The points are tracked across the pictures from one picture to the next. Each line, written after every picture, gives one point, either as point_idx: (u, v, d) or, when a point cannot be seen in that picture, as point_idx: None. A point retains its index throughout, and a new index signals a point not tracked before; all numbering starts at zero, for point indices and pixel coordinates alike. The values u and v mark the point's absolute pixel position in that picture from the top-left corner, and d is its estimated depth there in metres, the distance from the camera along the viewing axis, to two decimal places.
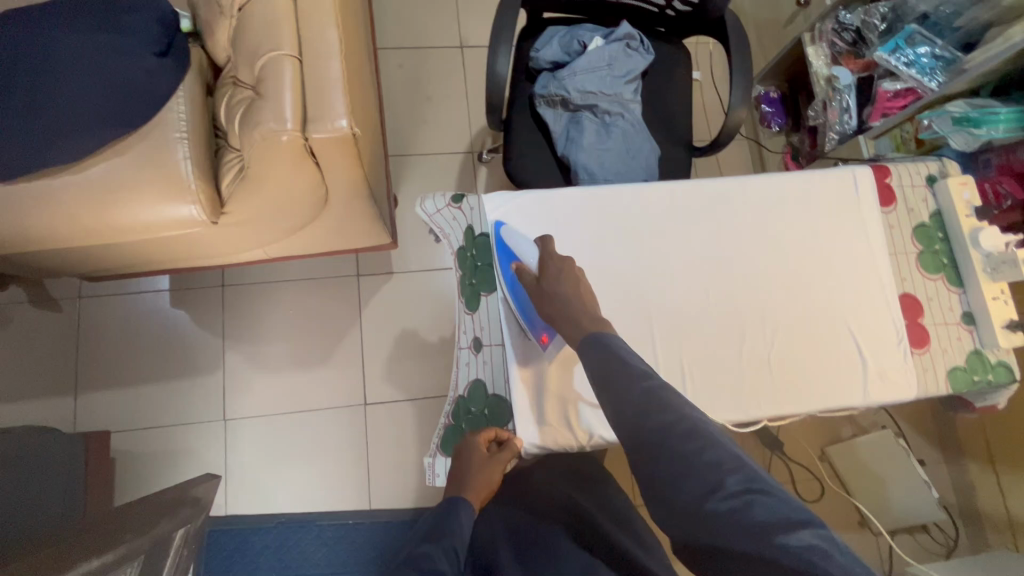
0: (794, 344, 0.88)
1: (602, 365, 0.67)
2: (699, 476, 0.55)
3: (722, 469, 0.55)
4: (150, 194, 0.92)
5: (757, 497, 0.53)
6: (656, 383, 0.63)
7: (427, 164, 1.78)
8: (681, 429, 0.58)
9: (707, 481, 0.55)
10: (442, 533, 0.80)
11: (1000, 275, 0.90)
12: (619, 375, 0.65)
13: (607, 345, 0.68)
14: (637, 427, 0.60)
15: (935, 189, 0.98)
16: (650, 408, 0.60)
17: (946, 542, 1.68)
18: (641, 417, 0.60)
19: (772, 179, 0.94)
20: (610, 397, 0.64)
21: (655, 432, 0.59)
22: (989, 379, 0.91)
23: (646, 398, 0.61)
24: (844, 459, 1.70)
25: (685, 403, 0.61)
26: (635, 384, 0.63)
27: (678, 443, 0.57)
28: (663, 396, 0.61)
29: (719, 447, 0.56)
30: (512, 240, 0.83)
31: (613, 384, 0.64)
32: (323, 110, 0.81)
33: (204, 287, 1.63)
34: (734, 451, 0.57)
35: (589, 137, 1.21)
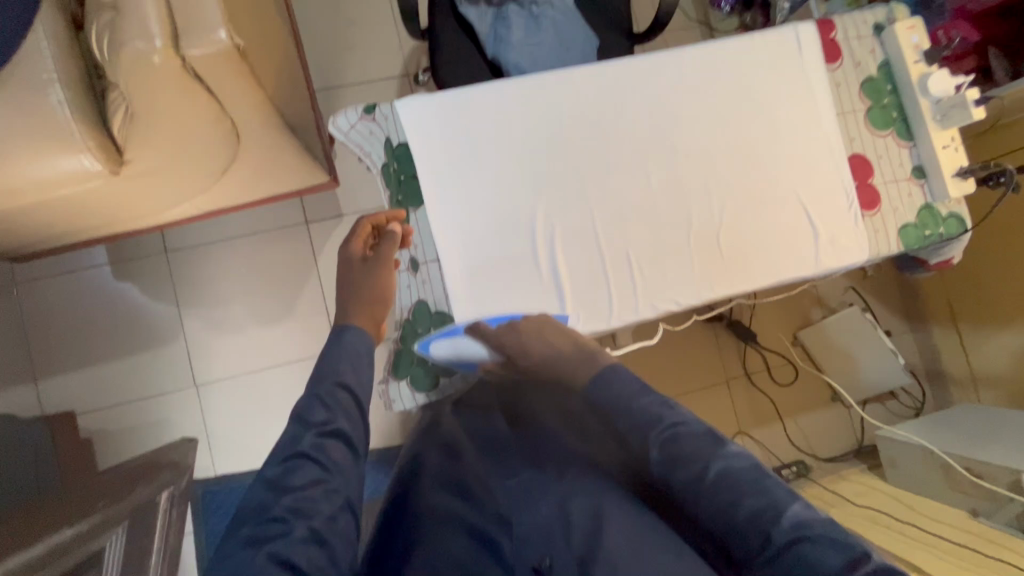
0: (742, 218, 0.85)
1: (612, 413, 0.62)
2: (740, 532, 0.51)
3: (765, 517, 0.50)
4: (31, 147, 0.83)
5: (809, 547, 0.48)
6: (664, 430, 0.57)
7: (360, 94, 1.65)
8: (710, 481, 0.53)
9: (752, 535, 0.51)
10: (322, 375, 0.65)
11: (949, 122, 0.87)
12: (628, 420, 0.60)
13: (613, 387, 0.63)
14: (667, 482, 0.56)
15: (882, 38, 0.91)
16: (675, 463, 0.55)
17: (914, 405, 1.78)
18: (664, 473, 0.56)
19: (709, 46, 0.87)
20: (636, 447, 0.59)
21: (683, 487, 0.55)
22: (940, 233, 0.90)
23: (666, 447, 0.56)
24: (816, 341, 1.73)
25: (705, 445, 0.55)
26: (648, 435, 0.58)
27: (712, 494, 0.53)
28: (684, 443, 0.56)
29: (754, 495, 0.52)
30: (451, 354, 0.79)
31: (628, 436, 0.60)
32: (193, 20, 0.71)
33: (146, 255, 1.55)
34: (767, 488, 0.52)
35: (517, 33, 1.11)
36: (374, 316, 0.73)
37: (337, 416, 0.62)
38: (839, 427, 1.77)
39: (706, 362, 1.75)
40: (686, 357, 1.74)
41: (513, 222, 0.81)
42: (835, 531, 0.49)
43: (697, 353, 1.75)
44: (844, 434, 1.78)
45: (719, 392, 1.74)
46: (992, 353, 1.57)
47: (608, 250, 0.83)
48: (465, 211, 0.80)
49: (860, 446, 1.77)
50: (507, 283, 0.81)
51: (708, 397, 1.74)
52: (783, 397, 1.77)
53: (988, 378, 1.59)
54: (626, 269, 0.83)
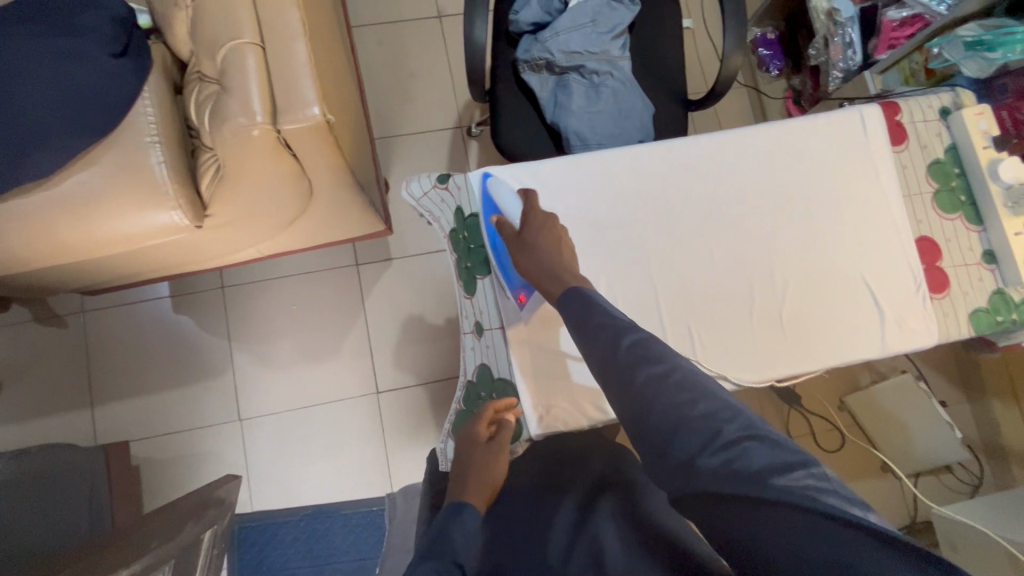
0: (808, 297, 0.85)
1: (582, 323, 0.63)
2: (692, 429, 0.51)
3: (719, 417, 0.52)
4: (130, 204, 0.89)
5: (755, 444, 0.50)
6: (642, 334, 0.59)
7: (416, 143, 1.73)
8: (676, 378, 0.54)
9: (700, 432, 0.51)
10: (435, 550, 0.60)
11: (1021, 209, 0.86)
12: (601, 327, 0.61)
13: None
14: (624, 382, 0.56)
15: (948, 122, 0.92)
16: (641, 356, 0.56)
17: (971, 481, 1.68)
18: (629, 367, 0.56)
19: (774, 125, 0.89)
20: (597, 350, 0.59)
21: (647, 383, 0.55)
22: (1014, 318, 0.87)
23: (635, 351, 0.58)
24: (864, 406, 1.68)
25: (672, 352, 0.58)
26: (619, 335, 0.59)
27: (671, 393, 0.54)
28: (652, 347, 0.57)
29: (713, 397, 0.53)
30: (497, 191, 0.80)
31: (598, 334, 0.60)
32: (291, 98, 0.77)
33: (205, 290, 1.62)
34: (721, 394, 0.54)
35: (578, 101, 1.15)
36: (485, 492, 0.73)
37: None
38: (890, 500, 1.69)
39: None
40: None
41: None
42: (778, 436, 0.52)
43: None
44: (896, 507, 1.69)
45: None
46: None
47: (671, 324, 0.83)
48: None
49: (913, 521, 1.67)
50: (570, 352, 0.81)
51: None
52: (829, 464, 1.70)
53: None
54: (688, 342, 0.83)
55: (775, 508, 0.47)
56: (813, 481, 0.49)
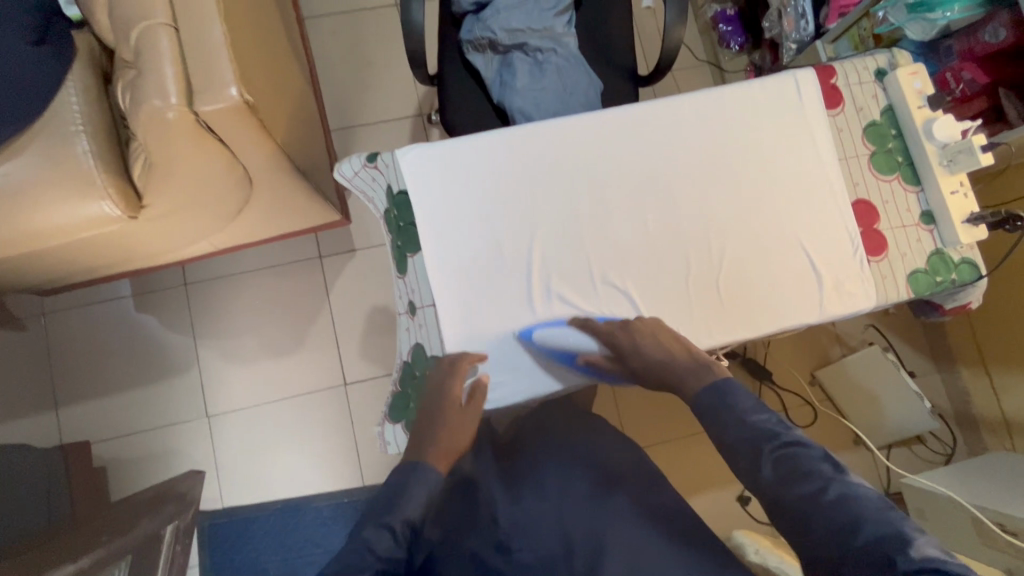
0: (744, 264, 0.85)
1: (722, 435, 0.72)
2: (860, 554, 0.58)
3: (888, 544, 0.57)
4: (58, 196, 0.88)
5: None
6: (793, 446, 0.67)
7: (377, 133, 1.72)
8: (829, 498, 0.62)
9: (870, 560, 0.57)
10: (394, 511, 0.76)
11: (956, 167, 0.85)
12: (741, 435, 0.70)
13: (730, 406, 0.73)
14: (782, 499, 0.65)
15: (884, 83, 0.91)
16: (794, 478, 0.65)
17: (942, 450, 1.69)
18: (786, 483, 0.65)
19: (708, 93, 0.88)
20: (744, 460, 0.69)
21: (801, 499, 0.63)
22: (952, 279, 0.87)
23: (781, 465, 0.66)
24: (835, 380, 1.68)
25: (827, 467, 0.65)
26: (761, 454, 0.68)
27: (832, 513, 0.61)
28: (800, 460, 0.66)
29: (874, 521, 0.59)
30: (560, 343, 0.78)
31: (737, 447, 0.70)
32: (207, 78, 0.75)
33: (167, 288, 1.60)
34: (889, 518, 0.60)
35: (521, 79, 1.14)
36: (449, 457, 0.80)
37: (397, 554, 0.74)
38: (861, 472, 1.69)
39: None
40: None
41: (514, 270, 0.82)
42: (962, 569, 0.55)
43: None
44: (868, 479, 1.69)
45: None
46: None
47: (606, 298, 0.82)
48: (460, 257, 0.81)
49: (886, 493, 1.68)
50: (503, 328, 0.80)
51: None
52: None
53: None
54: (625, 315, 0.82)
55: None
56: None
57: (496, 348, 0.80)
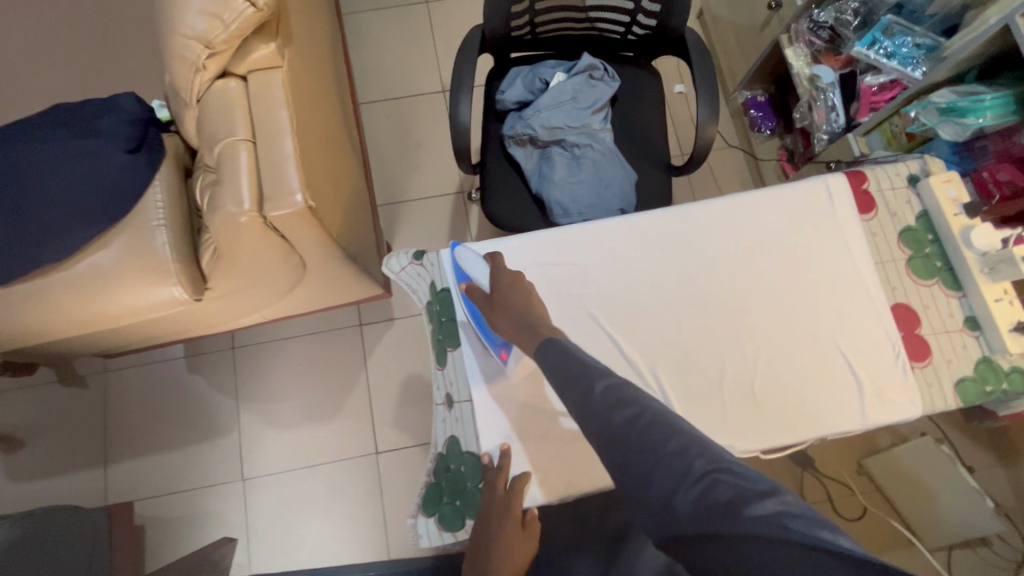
0: (785, 368, 0.84)
1: (560, 371, 0.66)
2: (666, 465, 0.53)
3: (690, 452, 0.53)
4: (135, 283, 0.97)
5: (724, 479, 0.51)
6: (611, 381, 0.62)
7: (419, 208, 1.82)
8: (643, 423, 0.57)
9: (673, 470, 0.52)
10: None
11: (999, 275, 0.84)
12: (577, 372, 0.65)
13: (568, 351, 0.68)
14: (601, 426, 0.58)
15: (917, 189, 0.92)
16: (614, 403, 0.59)
17: (1013, 555, 1.55)
18: (606, 411, 0.59)
19: (738, 198, 0.91)
20: (573, 394, 0.63)
21: (620, 426, 0.57)
22: (1004, 389, 0.84)
23: (610, 393, 0.61)
24: (884, 469, 1.61)
25: (644, 396, 0.61)
26: (593, 384, 0.62)
27: (642, 432, 0.56)
28: (625, 390, 0.60)
29: (681, 436, 0.55)
30: (464, 262, 0.84)
31: (571, 382, 0.64)
32: (277, 187, 0.84)
33: (216, 351, 1.69)
34: (690, 432, 0.56)
35: (559, 171, 1.21)
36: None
37: None
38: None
39: None
40: None
41: None
42: (749, 472, 0.52)
43: None
44: None
45: None
46: None
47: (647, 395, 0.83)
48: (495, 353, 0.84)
49: None
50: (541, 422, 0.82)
51: None
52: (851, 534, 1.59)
53: None
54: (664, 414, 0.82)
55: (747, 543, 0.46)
56: (790, 513, 0.47)
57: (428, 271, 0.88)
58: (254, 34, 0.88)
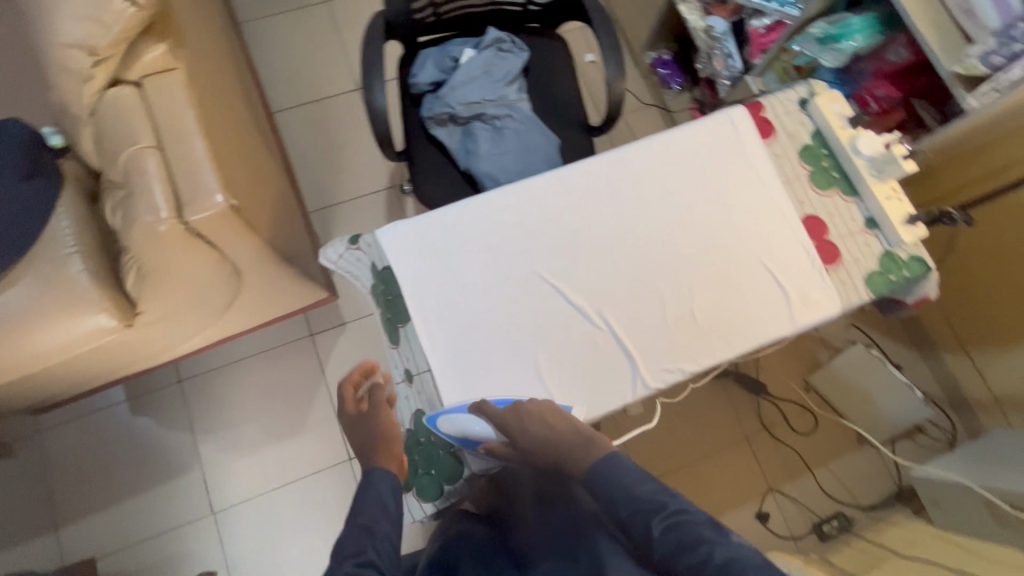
0: (718, 288, 0.90)
1: (619, 506, 0.79)
2: None
3: None
4: (55, 317, 0.91)
5: None
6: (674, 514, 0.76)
7: (353, 209, 1.80)
8: (712, 567, 0.71)
9: None
10: None
11: (886, 175, 0.94)
12: (636, 500, 0.79)
13: (615, 477, 0.80)
14: (674, 564, 0.73)
15: (808, 110, 1.01)
16: (682, 547, 0.73)
17: (943, 436, 1.73)
18: (674, 554, 0.73)
19: (653, 140, 0.96)
20: (636, 531, 0.77)
21: (687, 568, 0.72)
22: (905, 275, 0.93)
23: (671, 532, 0.75)
24: (827, 383, 1.74)
25: (704, 529, 0.75)
26: (652, 522, 0.76)
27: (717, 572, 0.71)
28: (687, 529, 0.75)
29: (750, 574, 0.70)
30: (457, 431, 0.80)
31: (631, 521, 0.78)
32: (194, 190, 0.81)
33: (161, 388, 1.60)
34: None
35: (484, 144, 1.23)
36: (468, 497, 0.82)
37: None
38: (872, 471, 1.71)
39: (722, 420, 1.73)
40: (701, 417, 1.73)
41: (506, 324, 0.87)
42: None
43: (712, 412, 1.74)
44: (880, 478, 1.71)
45: (741, 450, 1.71)
46: (1008, 373, 1.56)
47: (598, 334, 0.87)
48: (446, 321, 0.85)
49: (900, 489, 1.69)
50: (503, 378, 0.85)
51: (733, 457, 1.71)
52: (807, 447, 1.72)
53: (1011, 400, 1.57)
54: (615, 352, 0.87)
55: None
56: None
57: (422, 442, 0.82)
58: (141, 36, 0.84)
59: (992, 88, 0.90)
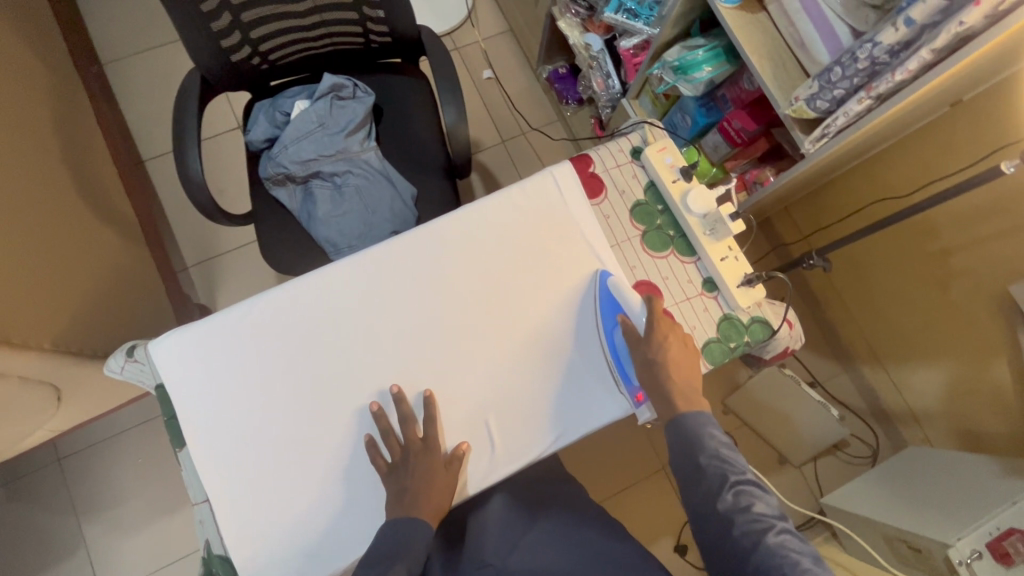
0: (535, 377, 0.83)
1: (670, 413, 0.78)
2: (742, 522, 0.68)
3: (760, 521, 0.67)
4: None
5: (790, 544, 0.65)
6: (707, 437, 0.75)
7: (237, 262, 1.62)
8: (725, 481, 0.71)
9: (747, 536, 0.67)
10: None
11: (719, 235, 0.86)
12: (683, 430, 0.76)
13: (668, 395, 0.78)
14: (690, 473, 0.74)
15: (642, 161, 0.92)
16: (702, 461, 0.73)
17: (867, 451, 1.67)
18: (697, 466, 0.73)
19: (469, 209, 0.87)
20: (675, 443, 0.76)
21: (703, 483, 0.72)
22: (745, 341, 0.86)
23: (696, 445, 0.75)
24: (744, 404, 1.67)
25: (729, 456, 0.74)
26: (690, 434, 0.76)
27: (723, 489, 0.71)
28: (710, 452, 0.74)
29: (758, 497, 0.70)
30: (621, 291, 0.83)
31: (670, 434, 0.77)
32: None
33: (41, 470, 1.51)
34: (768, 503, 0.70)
35: (322, 207, 1.14)
36: (438, 506, 0.77)
37: None
38: (794, 490, 1.65)
39: (639, 450, 1.64)
40: (615, 448, 1.63)
41: (295, 440, 0.79)
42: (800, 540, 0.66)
43: (627, 443, 1.64)
44: (802, 496, 1.66)
45: (659, 481, 1.63)
46: (920, 388, 1.51)
47: (390, 452, 0.79)
48: (228, 441, 0.78)
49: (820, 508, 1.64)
50: (291, 504, 0.77)
51: (650, 489, 1.62)
52: None
53: (927, 415, 1.51)
54: (638, 310, 0.82)
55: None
56: (788, 541, 0.66)
57: (591, 305, 0.85)
58: None
59: (823, 132, 0.83)
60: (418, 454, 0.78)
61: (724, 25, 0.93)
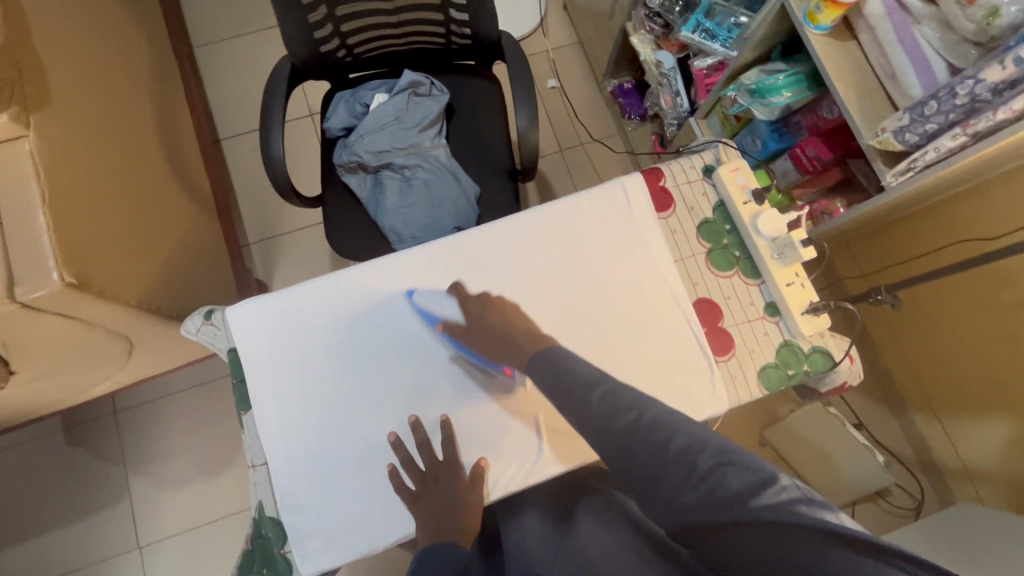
0: None
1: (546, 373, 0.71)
2: (676, 461, 0.55)
3: (693, 450, 0.55)
4: None
5: (731, 467, 0.53)
6: (605, 388, 0.63)
7: (297, 242, 1.69)
8: (647, 420, 0.59)
9: (681, 469, 0.55)
10: None
11: (788, 259, 0.85)
12: (570, 384, 0.66)
13: (553, 360, 0.70)
14: (606, 435, 0.60)
15: (713, 179, 0.92)
16: (613, 409, 0.61)
17: (911, 502, 1.59)
18: (606, 419, 0.61)
19: (538, 211, 0.89)
20: (570, 405, 0.64)
21: (621, 435, 0.59)
22: (805, 369, 0.85)
23: (606, 402, 0.62)
24: (782, 437, 1.60)
25: (639, 396, 0.62)
26: (590, 393, 0.63)
27: (645, 433, 0.58)
28: (622, 396, 0.62)
29: (683, 431, 0.57)
30: (428, 301, 0.84)
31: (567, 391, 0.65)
32: (29, 268, 0.79)
33: (98, 419, 1.61)
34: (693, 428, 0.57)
35: (390, 197, 1.19)
36: (461, 523, 0.77)
37: None
38: None
39: None
40: None
41: (352, 416, 0.82)
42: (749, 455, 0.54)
43: None
44: None
45: None
46: (978, 444, 1.43)
47: (415, 478, 0.78)
48: (290, 410, 0.82)
49: None
50: (343, 479, 0.80)
51: None
52: None
53: (982, 471, 1.44)
54: (446, 305, 0.84)
55: (754, 525, 0.51)
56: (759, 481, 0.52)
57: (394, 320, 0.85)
58: None
59: (909, 165, 0.81)
60: (441, 475, 0.79)
61: (810, 50, 0.92)
